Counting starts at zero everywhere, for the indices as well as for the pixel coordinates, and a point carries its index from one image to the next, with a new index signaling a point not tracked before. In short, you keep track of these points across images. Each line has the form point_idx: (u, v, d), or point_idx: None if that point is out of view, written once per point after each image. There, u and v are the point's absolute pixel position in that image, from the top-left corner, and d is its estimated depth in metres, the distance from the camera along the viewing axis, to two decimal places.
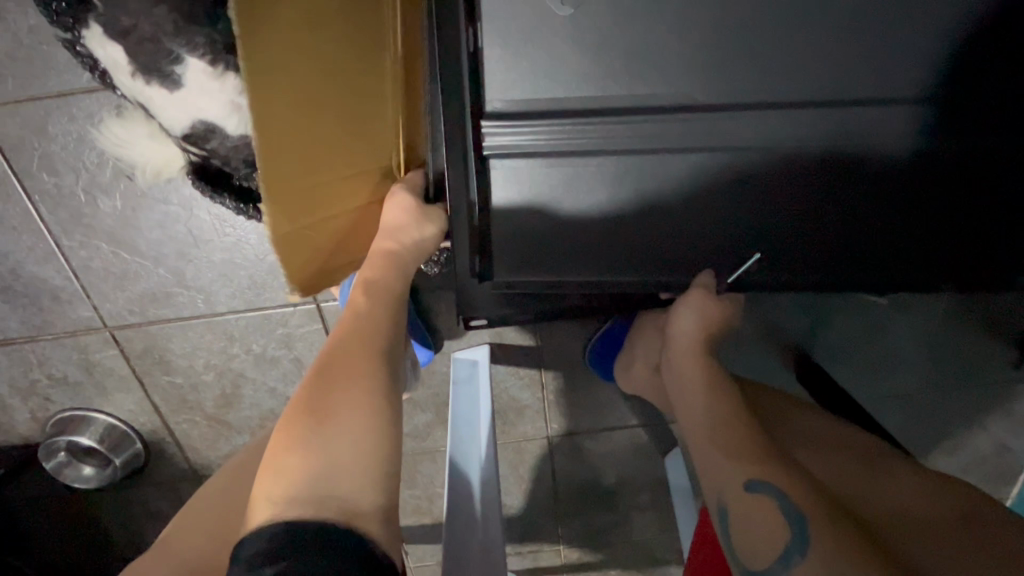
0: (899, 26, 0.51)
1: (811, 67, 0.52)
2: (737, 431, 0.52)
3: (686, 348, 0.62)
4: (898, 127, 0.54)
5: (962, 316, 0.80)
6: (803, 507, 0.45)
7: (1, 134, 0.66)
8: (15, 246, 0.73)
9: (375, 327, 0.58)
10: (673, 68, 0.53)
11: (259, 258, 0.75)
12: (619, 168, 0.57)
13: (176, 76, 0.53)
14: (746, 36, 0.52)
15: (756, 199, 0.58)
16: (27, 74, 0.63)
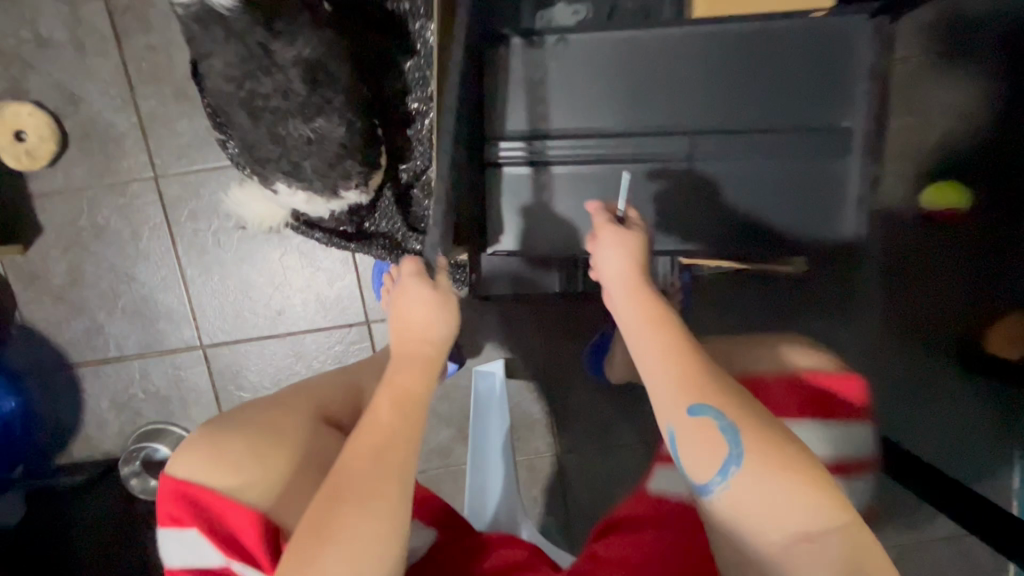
0: (805, 80, 0.73)
1: (732, 103, 0.74)
2: (675, 355, 0.53)
3: (615, 283, 0.60)
4: (807, 143, 0.74)
5: (898, 334, 1.00)
6: (737, 421, 0.48)
7: (164, 196, 0.94)
8: (150, 277, 0.97)
9: (380, 446, 0.49)
10: (629, 116, 0.77)
11: (329, 286, 0.99)
12: (596, 177, 0.78)
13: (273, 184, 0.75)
14: (686, 91, 0.75)
15: (705, 188, 0.77)
16: (194, 153, 0.93)
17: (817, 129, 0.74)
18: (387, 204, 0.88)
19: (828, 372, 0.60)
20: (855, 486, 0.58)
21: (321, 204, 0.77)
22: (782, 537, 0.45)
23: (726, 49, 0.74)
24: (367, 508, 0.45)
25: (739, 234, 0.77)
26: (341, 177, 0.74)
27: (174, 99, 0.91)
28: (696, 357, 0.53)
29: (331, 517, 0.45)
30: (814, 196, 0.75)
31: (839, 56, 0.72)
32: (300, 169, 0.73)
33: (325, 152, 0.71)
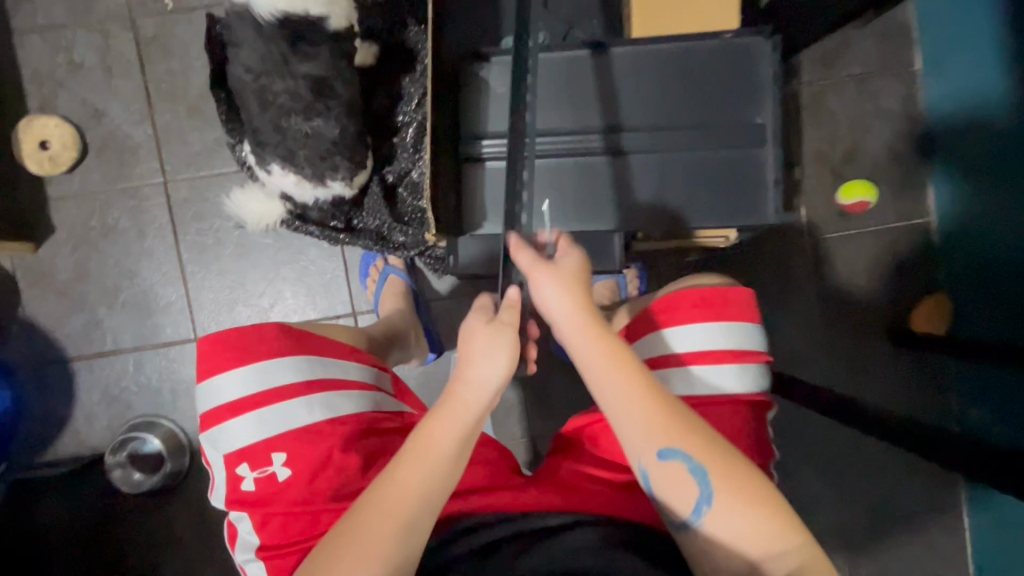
0: (726, 85, 0.88)
1: (669, 105, 0.89)
2: (641, 402, 0.61)
3: (571, 328, 0.65)
4: (732, 136, 0.88)
5: (836, 321, 1.13)
6: (705, 465, 0.59)
7: (171, 199, 1.05)
8: (152, 273, 1.05)
9: (414, 488, 0.57)
10: (583, 115, 0.90)
11: (319, 280, 1.08)
12: (559, 168, 0.90)
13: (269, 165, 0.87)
14: (630, 94, 0.89)
15: (651, 176, 0.89)
16: (201, 161, 1.04)
17: (740, 124, 0.88)
18: (374, 199, 0.98)
19: (725, 291, 0.72)
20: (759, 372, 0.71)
21: (308, 189, 0.88)
22: (746, 558, 0.56)
23: (661, 62, 0.89)
24: (411, 532, 0.55)
25: (680, 212, 0.89)
26: (330, 168, 0.87)
27: (186, 114, 1.04)
28: (665, 406, 0.61)
29: (374, 541, 0.54)
30: (740, 185, 0.88)
31: (750, 65, 0.87)
32: (294, 156, 0.85)
33: (320, 145, 0.85)
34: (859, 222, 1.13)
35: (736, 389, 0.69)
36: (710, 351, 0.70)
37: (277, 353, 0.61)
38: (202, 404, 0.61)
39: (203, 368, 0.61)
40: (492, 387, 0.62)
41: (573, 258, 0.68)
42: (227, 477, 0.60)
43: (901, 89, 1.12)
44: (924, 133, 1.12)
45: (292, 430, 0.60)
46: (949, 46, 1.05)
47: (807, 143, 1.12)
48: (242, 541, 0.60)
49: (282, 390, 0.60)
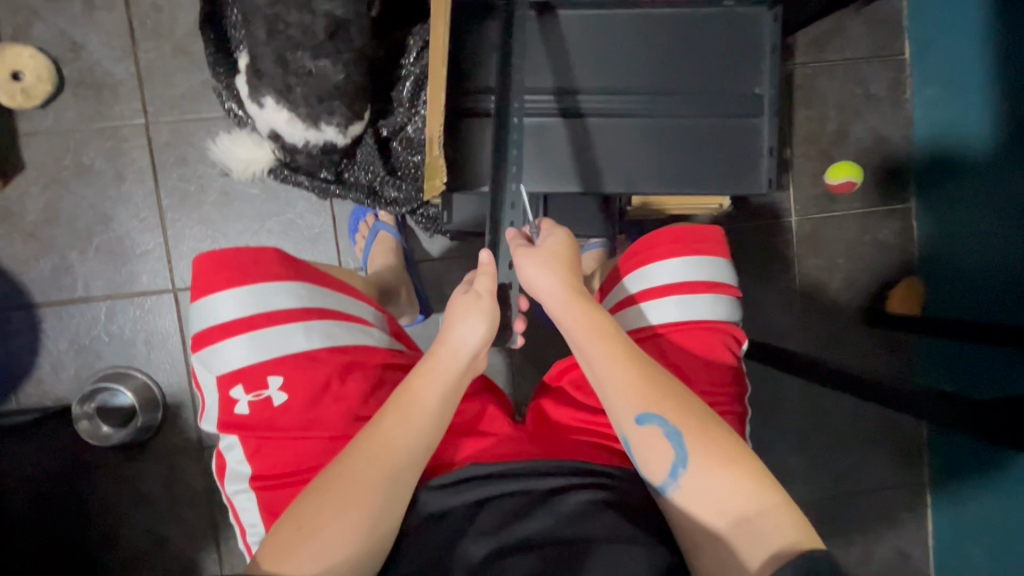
0: (730, 53, 0.88)
1: (673, 69, 0.89)
2: (620, 366, 0.60)
3: (553, 300, 0.66)
4: (732, 103, 0.88)
5: (817, 299, 1.16)
6: (681, 427, 0.57)
7: (153, 142, 1.00)
8: (129, 218, 1.01)
9: (405, 441, 0.56)
10: (586, 75, 0.89)
11: (305, 234, 1.05)
12: (565, 127, 0.89)
13: (261, 100, 0.86)
14: (635, 56, 0.89)
15: (651, 139, 0.89)
16: (186, 104, 1.00)
17: (742, 93, 0.88)
18: (367, 152, 0.96)
19: (692, 229, 0.73)
20: (732, 303, 0.71)
21: (299, 130, 0.87)
22: (726, 518, 0.53)
23: (668, 25, 0.88)
24: (395, 485, 0.55)
25: (678, 180, 0.89)
26: (325, 112, 0.86)
27: (171, 54, 1.00)
28: (642, 371, 0.60)
29: (358, 494, 0.53)
30: (738, 155, 0.89)
31: (753, 36, 0.88)
32: (291, 93, 0.84)
33: (320, 86, 0.84)
34: (845, 203, 1.16)
35: (709, 318, 0.69)
36: (683, 282, 0.69)
37: (278, 280, 0.63)
38: (197, 324, 0.61)
39: (200, 287, 0.62)
40: (469, 347, 0.63)
41: (558, 237, 0.70)
42: (220, 398, 0.60)
43: (889, 74, 1.15)
44: (908, 119, 1.15)
45: (290, 354, 0.61)
46: (937, 33, 1.09)
47: (798, 124, 1.14)
48: (232, 472, 0.60)
49: (281, 314, 0.62)
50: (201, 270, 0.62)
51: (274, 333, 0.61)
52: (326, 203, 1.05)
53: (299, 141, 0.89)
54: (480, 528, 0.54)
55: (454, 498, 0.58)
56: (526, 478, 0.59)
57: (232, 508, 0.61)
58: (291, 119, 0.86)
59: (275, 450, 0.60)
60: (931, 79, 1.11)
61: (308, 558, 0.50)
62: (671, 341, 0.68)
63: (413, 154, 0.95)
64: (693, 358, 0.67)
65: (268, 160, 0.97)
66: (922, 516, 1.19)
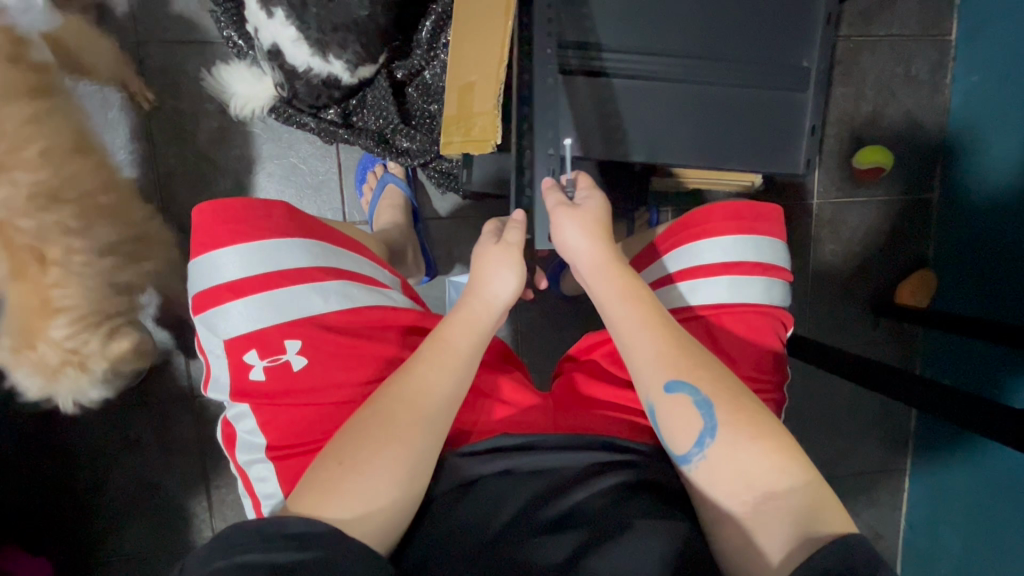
0: (780, 20, 0.81)
1: (720, 31, 0.81)
2: (651, 334, 0.57)
3: (588, 266, 0.61)
4: (776, 76, 0.82)
5: (827, 285, 1.15)
6: (710, 397, 0.53)
7: (146, 67, 0.92)
8: (117, 149, 0.93)
9: (441, 386, 0.54)
10: (625, 30, 0.80)
11: (307, 180, 0.98)
12: (604, 87, 0.80)
13: (272, 10, 0.77)
14: (681, 11, 0.80)
15: (691, 108, 0.82)
16: (184, 28, 0.92)
17: (789, 66, 0.82)
18: (380, 95, 0.88)
19: (750, 205, 0.69)
20: (784, 288, 0.69)
21: (304, 53, 0.79)
22: (756, 493, 0.50)
23: None
24: (432, 432, 0.52)
25: (714, 155, 0.84)
26: (338, 44, 0.79)
27: None
28: (674, 340, 0.57)
29: (382, 443, 0.50)
30: (777, 133, 0.84)
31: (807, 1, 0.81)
32: (305, 10, 0.76)
33: (337, 14, 0.77)
34: (869, 190, 1.13)
35: (760, 301, 0.67)
36: (739, 263, 0.67)
37: (287, 237, 0.59)
38: (199, 284, 0.57)
39: (200, 243, 0.57)
40: (502, 301, 0.60)
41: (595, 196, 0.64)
42: (231, 365, 0.57)
43: (933, 56, 1.10)
44: (945, 105, 1.11)
45: (307, 317, 0.58)
46: (990, 14, 1.03)
47: (831, 103, 1.09)
48: (242, 442, 0.58)
49: (293, 274, 0.58)
50: (198, 225, 0.57)
51: (289, 293, 0.57)
52: (332, 149, 0.98)
53: (304, 66, 0.80)
54: (518, 501, 0.53)
55: (484, 467, 0.56)
56: (559, 452, 0.57)
57: (242, 479, 0.58)
58: (300, 38, 0.78)
59: (293, 415, 0.56)
60: (975, 63, 1.06)
61: (350, 500, 0.47)
62: (723, 322, 0.66)
63: (429, 103, 0.88)
64: (740, 339, 0.65)
65: (267, 98, 0.89)
66: (898, 500, 1.22)
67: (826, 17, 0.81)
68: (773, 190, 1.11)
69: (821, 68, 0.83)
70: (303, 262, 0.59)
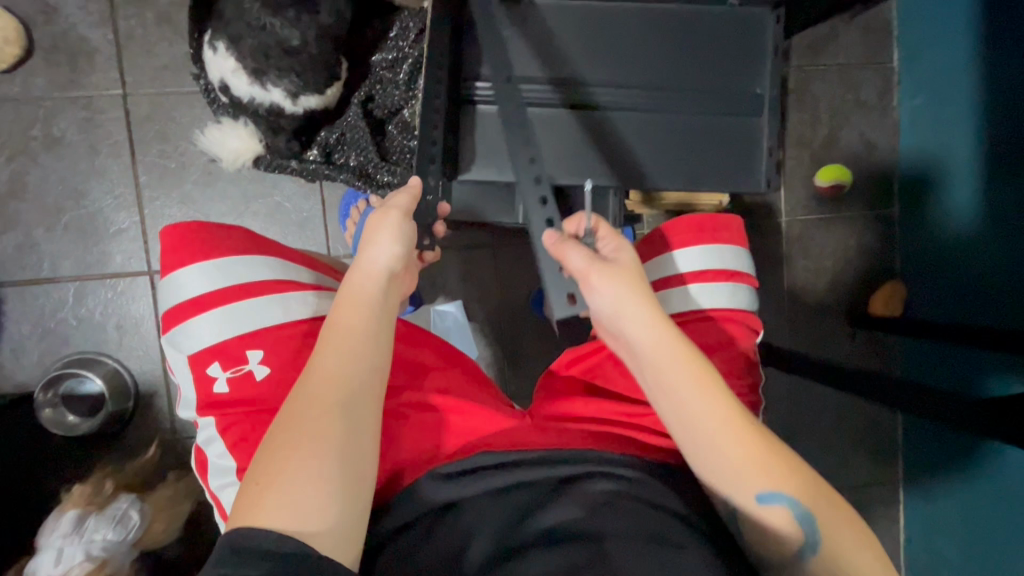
0: (733, 52, 0.88)
1: (676, 64, 0.87)
2: (737, 437, 0.54)
3: (655, 363, 0.56)
4: (733, 102, 0.88)
5: (802, 302, 1.18)
6: (809, 506, 0.53)
7: (132, 116, 0.96)
8: (103, 195, 0.96)
9: (345, 369, 0.53)
10: (586, 66, 0.86)
11: (291, 217, 1.01)
12: (570, 120, 0.87)
13: (214, 44, 0.82)
14: (637, 47, 0.87)
15: (653, 135, 0.88)
16: (168, 77, 0.96)
17: (744, 92, 0.88)
18: (358, 133, 0.92)
19: (711, 215, 0.73)
20: (750, 292, 0.71)
21: (244, 84, 0.83)
22: None
23: (673, 16, 0.87)
24: (349, 418, 0.51)
25: (679, 178, 0.89)
26: (274, 72, 0.82)
27: (155, 23, 0.95)
28: (767, 441, 0.55)
29: (288, 451, 0.48)
30: (738, 154, 0.89)
31: (757, 33, 0.88)
32: (240, 42, 0.81)
33: (269, 42, 0.80)
34: (832, 208, 1.18)
35: (730, 307, 0.69)
36: (706, 270, 0.70)
37: (247, 254, 0.64)
38: (166, 304, 0.62)
39: (167, 264, 0.62)
40: (382, 265, 0.60)
41: (625, 252, 0.62)
42: (195, 379, 0.61)
43: (879, 81, 1.17)
44: (895, 126, 1.18)
45: (262, 327, 0.62)
46: (927, 43, 1.11)
47: (788, 129, 1.16)
48: (214, 467, 0.60)
49: (251, 286, 0.62)
50: (166, 248, 0.63)
51: (246, 305, 0.62)
52: (315, 187, 1.01)
53: (245, 95, 0.85)
54: (505, 529, 0.52)
55: (474, 485, 0.57)
56: (528, 467, 0.57)
57: (215, 503, 0.61)
58: (235, 67, 0.82)
59: (248, 424, 0.60)
60: (918, 86, 1.14)
61: (289, 512, 0.45)
62: (693, 326, 0.68)
63: (409, 138, 0.94)
64: (711, 345, 0.67)
65: (252, 153, 0.92)
66: (894, 514, 1.22)
67: (775, 47, 0.88)
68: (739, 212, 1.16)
69: (775, 94, 0.88)
70: (261, 273, 0.63)
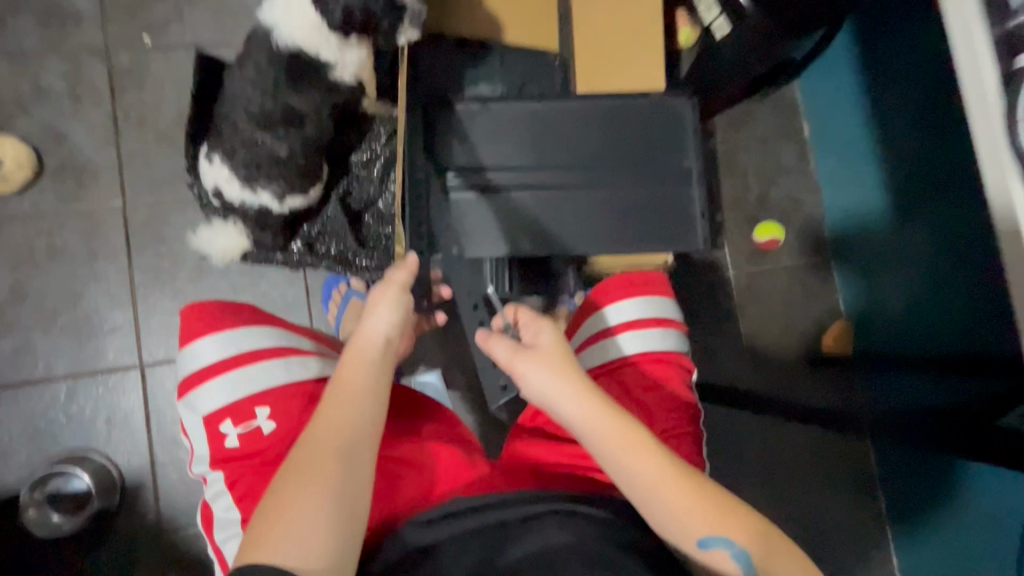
0: (658, 135, 1.02)
1: (610, 148, 1.02)
2: (673, 486, 0.60)
3: (588, 428, 0.64)
4: (663, 176, 1.02)
5: (759, 346, 1.27)
6: (747, 548, 0.58)
7: (130, 223, 1.06)
8: (99, 296, 1.03)
9: (347, 422, 0.62)
10: (534, 155, 1.01)
11: (277, 303, 1.08)
12: (522, 202, 1.00)
13: (212, 156, 0.93)
14: (575, 136, 1.01)
15: (596, 207, 1.01)
16: (164, 186, 1.07)
17: (672, 167, 1.02)
18: (337, 223, 1.04)
19: (641, 273, 0.86)
20: (679, 333, 0.83)
21: (236, 189, 0.93)
22: None
23: (604, 110, 1.02)
24: (348, 464, 0.59)
25: (623, 242, 1.00)
26: (263, 178, 0.93)
27: (154, 141, 1.08)
28: (699, 491, 0.60)
29: (295, 493, 0.56)
30: (675, 219, 1.01)
31: (676, 118, 1.03)
32: (233, 154, 0.92)
33: (259, 155, 0.91)
34: (773, 258, 1.30)
35: (662, 349, 0.81)
36: (639, 319, 0.81)
37: (256, 325, 0.73)
38: (184, 372, 0.71)
39: (186, 336, 0.72)
40: (381, 333, 0.69)
41: (549, 332, 0.71)
42: (209, 437, 0.69)
43: (795, 148, 1.34)
44: (816, 184, 1.34)
45: (268, 388, 0.70)
46: (828, 114, 1.29)
47: (723, 193, 1.31)
48: (219, 521, 0.67)
49: (259, 353, 0.71)
50: (185, 322, 0.73)
51: (255, 368, 0.70)
52: (299, 274, 1.09)
53: (235, 198, 0.94)
54: (478, 560, 0.56)
55: (450, 529, 0.61)
56: (501, 509, 0.62)
57: (218, 556, 0.67)
58: (228, 175, 0.92)
59: (255, 476, 0.67)
60: (827, 150, 1.31)
61: (289, 551, 0.53)
62: (633, 369, 0.79)
63: (383, 226, 1.06)
64: (650, 386, 0.78)
65: (242, 248, 1.01)
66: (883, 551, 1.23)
67: (694, 129, 1.03)
68: (690, 269, 1.27)
69: (699, 166, 1.02)
70: (269, 340, 0.73)
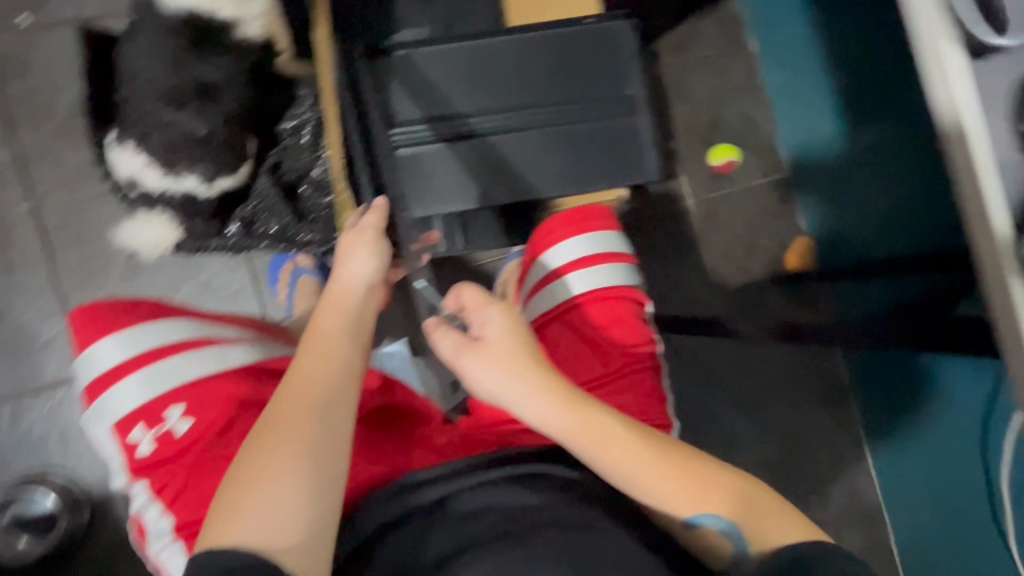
0: (598, 64, 0.97)
1: (551, 83, 0.96)
2: (650, 469, 0.56)
3: (555, 429, 0.57)
4: (608, 107, 0.97)
5: (725, 272, 1.27)
6: (734, 518, 0.55)
7: (46, 226, 0.97)
8: (26, 308, 0.96)
9: (326, 372, 0.59)
10: (470, 100, 0.94)
11: (222, 291, 1.02)
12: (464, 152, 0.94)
13: (122, 142, 0.87)
14: (512, 75, 0.95)
15: (542, 149, 0.96)
16: (76, 181, 0.98)
17: (616, 97, 0.97)
18: (273, 201, 0.95)
19: (587, 207, 0.83)
20: (628, 267, 0.81)
21: (157, 176, 0.88)
22: None
23: (539, 42, 0.95)
24: (322, 417, 0.56)
25: (576, 182, 0.96)
26: (186, 162, 0.87)
27: (55, 133, 0.98)
28: (678, 464, 0.57)
29: (270, 453, 0.53)
30: (624, 152, 0.97)
31: (617, 43, 0.97)
32: (146, 140, 0.85)
33: (175, 135, 0.85)
34: (731, 181, 1.28)
35: (612, 287, 0.79)
36: (585, 256, 0.79)
37: (156, 321, 0.70)
38: (86, 380, 0.68)
39: (82, 342, 0.68)
40: (361, 278, 0.66)
41: (499, 323, 0.59)
42: (122, 445, 0.66)
43: (743, 65, 1.30)
44: (767, 100, 1.30)
45: (178, 384, 0.67)
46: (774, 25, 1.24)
47: (675, 121, 1.27)
48: (152, 531, 0.64)
49: (163, 349, 0.68)
50: (79, 329, 0.69)
51: (160, 365, 0.67)
52: (241, 259, 1.03)
53: (157, 187, 0.89)
54: (459, 533, 0.54)
55: (427, 492, 0.58)
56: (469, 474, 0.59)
57: (156, 566, 0.64)
58: (147, 163, 0.87)
59: (179, 478, 0.64)
60: (776, 63, 1.27)
61: (256, 526, 0.50)
62: (585, 308, 0.77)
63: (324, 196, 0.98)
64: (602, 324, 0.77)
65: (172, 240, 0.96)
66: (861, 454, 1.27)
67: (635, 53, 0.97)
68: (649, 202, 1.25)
69: (645, 93, 0.97)
70: (173, 335, 0.70)
